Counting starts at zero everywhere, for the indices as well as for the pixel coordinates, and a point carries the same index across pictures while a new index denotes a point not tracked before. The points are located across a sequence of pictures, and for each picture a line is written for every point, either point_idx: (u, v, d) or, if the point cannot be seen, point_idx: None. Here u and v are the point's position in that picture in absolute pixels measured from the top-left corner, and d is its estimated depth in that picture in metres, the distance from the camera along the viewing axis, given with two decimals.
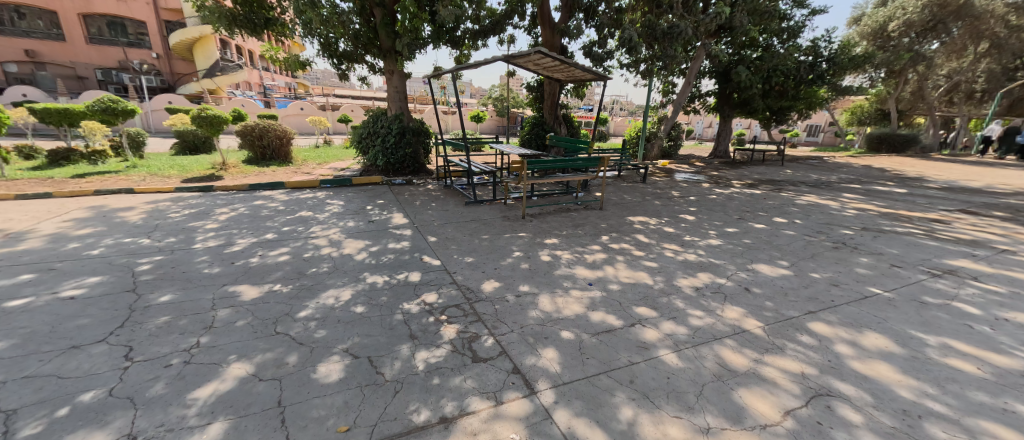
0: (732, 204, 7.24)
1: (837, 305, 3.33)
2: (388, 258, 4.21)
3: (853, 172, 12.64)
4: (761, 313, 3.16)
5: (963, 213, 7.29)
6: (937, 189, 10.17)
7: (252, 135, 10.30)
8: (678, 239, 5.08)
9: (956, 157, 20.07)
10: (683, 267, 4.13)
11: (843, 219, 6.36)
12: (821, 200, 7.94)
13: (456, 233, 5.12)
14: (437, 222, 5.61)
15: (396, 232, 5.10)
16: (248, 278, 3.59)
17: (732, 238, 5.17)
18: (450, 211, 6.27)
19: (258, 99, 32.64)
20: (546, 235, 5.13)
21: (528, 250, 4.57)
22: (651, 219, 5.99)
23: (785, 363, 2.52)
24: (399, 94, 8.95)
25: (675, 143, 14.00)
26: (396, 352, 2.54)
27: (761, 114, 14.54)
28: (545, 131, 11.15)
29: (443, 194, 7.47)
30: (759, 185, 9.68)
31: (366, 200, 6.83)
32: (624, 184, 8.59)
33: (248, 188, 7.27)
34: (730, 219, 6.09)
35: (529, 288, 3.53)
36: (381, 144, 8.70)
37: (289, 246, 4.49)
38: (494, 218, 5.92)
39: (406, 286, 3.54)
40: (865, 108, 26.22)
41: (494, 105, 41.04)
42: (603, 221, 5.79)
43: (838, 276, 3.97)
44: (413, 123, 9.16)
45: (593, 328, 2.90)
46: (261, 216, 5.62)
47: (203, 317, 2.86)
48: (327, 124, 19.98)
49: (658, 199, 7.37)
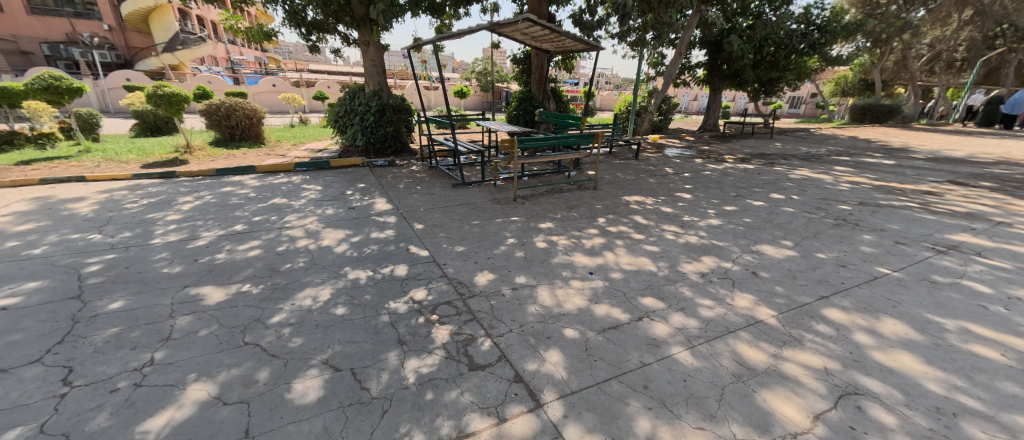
0: (727, 180, 7.07)
1: (849, 288, 3.18)
2: (372, 249, 3.87)
3: (841, 144, 12.64)
4: (772, 300, 2.98)
5: (953, 184, 7.29)
6: (923, 160, 10.23)
7: (218, 114, 9.54)
8: (677, 219, 4.87)
9: (936, 127, 20.39)
10: (686, 251, 3.92)
11: (839, 194, 6.25)
12: (814, 174, 7.84)
13: (444, 219, 4.79)
14: (424, 207, 5.26)
15: (379, 219, 4.74)
16: (213, 277, 3.22)
17: (731, 217, 4.99)
18: (437, 194, 5.92)
19: (226, 75, 30.74)
20: (539, 219, 4.85)
21: (522, 236, 4.29)
22: (647, 198, 5.76)
23: (805, 359, 2.34)
24: (376, 68, 8.34)
25: (665, 118, 13.72)
26: (383, 362, 2.26)
27: (750, 86, 14.33)
28: (534, 106, 10.70)
29: (429, 176, 7.07)
30: (750, 159, 9.54)
31: (345, 184, 6.40)
32: (617, 161, 8.32)
33: (215, 173, 6.72)
34: (728, 197, 5.92)
35: (526, 280, 3.27)
36: (360, 123, 8.16)
37: (260, 238, 4.10)
38: (484, 201, 5.60)
39: (392, 281, 3.24)
40: (849, 79, 26.29)
41: (477, 80, 39.80)
42: (598, 202, 5.53)
43: (845, 255, 3.82)
44: (393, 99, 8.58)
45: (598, 324, 2.67)
46: (230, 205, 5.18)
47: (159, 327, 2.51)
48: (302, 101, 18.94)
49: (652, 177, 7.14)
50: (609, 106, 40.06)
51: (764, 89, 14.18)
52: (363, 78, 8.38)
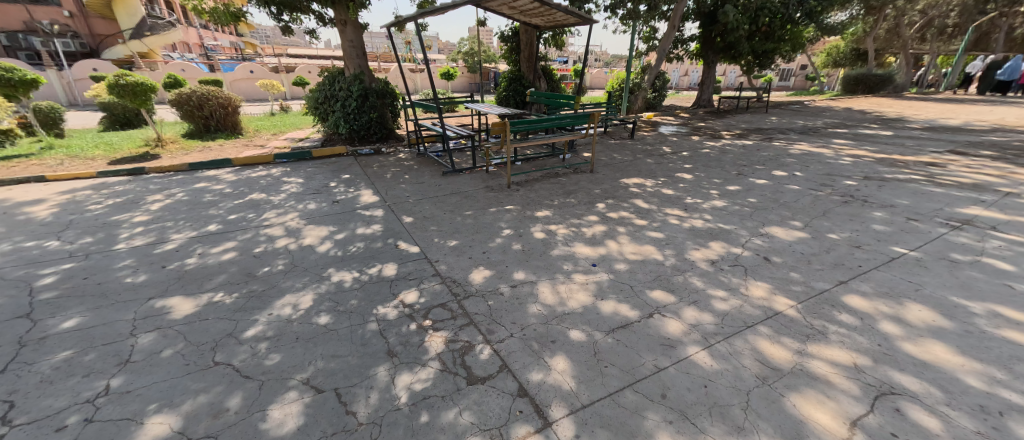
0: (727, 158, 6.84)
1: (867, 271, 3.00)
2: (357, 247, 3.60)
3: (836, 117, 12.48)
4: (789, 288, 2.79)
5: (954, 154, 7.16)
6: (920, 130, 10.10)
7: (190, 104, 9.02)
8: (680, 202, 4.66)
9: (928, 95, 20.34)
10: (692, 237, 3.71)
11: (842, 168, 6.07)
12: (814, 149, 7.65)
13: (434, 211, 4.51)
14: (413, 198, 4.97)
15: (365, 213, 4.45)
16: (182, 286, 2.93)
17: (735, 198, 4.78)
18: (426, 184, 5.61)
19: (201, 63, 29.43)
20: (536, 207, 4.59)
21: (518, 227, 4.04)
22: (647, 180, 5.52)
23: (833, 355, 2.15)
24: (356, 49, 7.84)
25: (659, 95, 13.39)
26: (371, 379, 2.02)
27: (745, 59, 14.00)
28: (525, 86, 10.29)
29: (418, 163, 6.73)
30: (748, 135, 9.31)
31: (329, 176, 6.04)
32: (613, 142, 8.03)
33: (188, 168, 6.32)
34: (730, 176, 5.71)
35: (525, 276, 3.04)
36: (341, 109, 7.73)
37: (236, 239, 3.79)
38: (476, 189, 5.32)
39: (381, 283, 2.98)
40: (842, 49, 25.99)
41: (464, 60, 38.75)
42: (596, 186, 5.28)
43: (858, 235, 3.64)
44: (376, 83, 8.13)
45: (607, 324, 2.45)
46: (205, 202, 4.83)
47: (118, 348, 2.24)
48: (282, 88, 18.17)
49: (650, 157, 6.88)
50: (599, 84, 39.40)
51: (758, 61, 13.86)
52: (342, 61, 7.89)
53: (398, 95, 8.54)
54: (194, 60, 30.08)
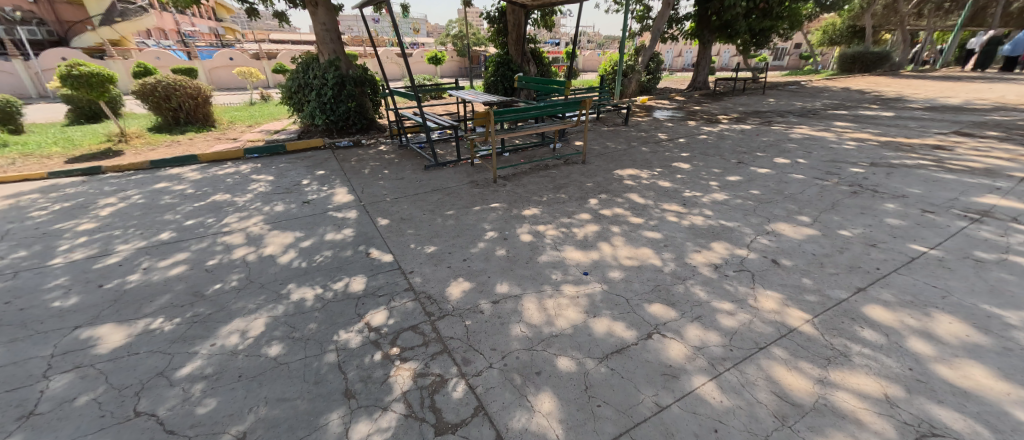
0: (726, 145, 6.51)
1: (886, 276, 2.70)
2: (324, 257, 3.23)
3: (835, 97, 12.16)
4: (802, 299, 2.49)
5: (959, 136, 6.89)
6: (920, 110, 9.83)
7: (156, 95, 8.43)
8: (678, 196, 4.33)
9: (926, 73, 20.04)
10: (692, 237, 3.40)
11: (846, 154, 5.77)
12: (814, 133, 7.34)
13: (412, 212, 4.14)
14: (390, 196, 4.59)
15: (337, 216, 4.07)
16: (117, 311, 2.57)
17: (737, 190, 4.46)
18: (407, 180, 5.22)
19: (177, 50, 28.23)
20: (523, 204, 4.25)
21: (503, 228, 3.70)
22: (642, 171, 5.18)
23: (859, 384, 1.85)
24: (329, 33, 7.31)
25: (654, 77, 12.92)
26: (320, 432, 1.70)
27: (741, 39, 13.56)
28: (513, 71, 9.80)
29: (399, 156, 6.32)
30: (746, 118, 8.97)
31: (302, 172, 5.62)
32: (605, 129, 7.65)
33: (149, 166, 5.85)
34: (729, 164, 5.39)
35: (509, 289, 2.72)
36: (316, 98, 7.25)
37: (189, 249, 3.41)
38: (460, 184, 4.96)
39: (346, 300, 2.64)
40: (838, 26, 25.49)
41: (454, 44, 37.71)
42: (588, 180, 4.94)
43: (872, 231, 3.34)
44: (353, 69, 7.63)
45: (600, 349, 2.14)
46: (162, 206, 4.43)
47: (23, 397, 1.89)
48: (261, 75, 17.37)
49: (645, 145, 6.53)
50: (592, 67, 38.60)
51: (755, 40, 13.41)
52: (315, 46, 7.36)
53: (378, 83, 8.04)
54: (170, 48, 28.82)
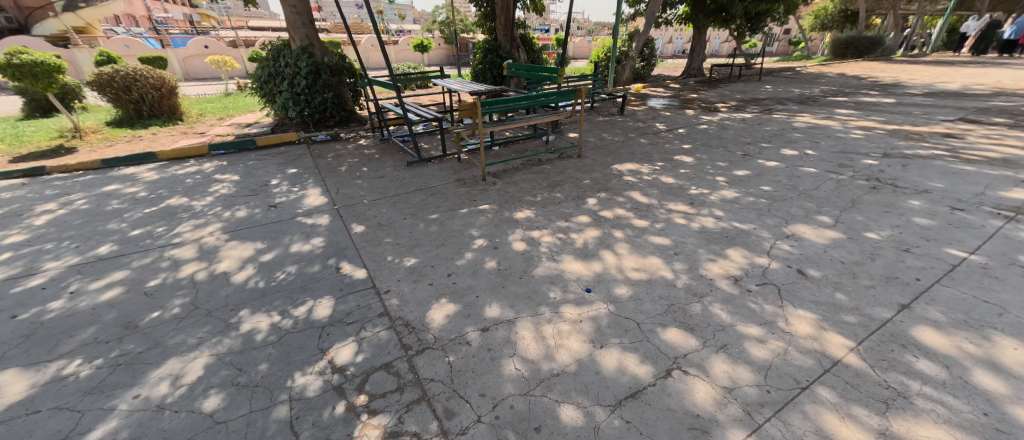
0: (728, 135, 6.16)
1: (930, 289, 2.37)
2: (287, 274, 2.79)
3: (832, 84, 11.91)
4: (841, 320, 2.15)
5: (966, 123, 6.66)
6: (921, 96, 9.61)
7: (114, 86, 7.77)
8: (684, 194, 3.98)
9: (919, 58, 19.99)
10: (704, 242, 3.04)
11: (856, 144, 5.47)
12: (818, 121, 7.04)
13: (392, 216, 3.71)
14: (368, 198, 4.14)
15: (307, 222, 3.62)
16: (25, 350, 2.13)
17: (746, 186, 4.11)
18: (388, 178, 4.77)
19: (149, 38, 26.90)
20: (515, 206, 3.86)
21: (493, 235, 3.30)
22: (642, 166, 4.81)
23: (930, 438, 1.51)
24: (301, 17, 6.70)
25: (648, 64, 12.48)
26: None
27: (737, 23, 13.20)
28: (502, 58, 9.29)
29: (380, 151, 5.85)
30: (745, 106, 8.64)
31: (272, 170, 5.13)
32: (600, 120, 7.24)
33: (100, 165, 5.30)
34: (734, 157, 5.05)
35: (500, 313, 2.33)
36: (289, 89, 6.70)
37: (129, 266, 2.94)
38: (446, 183, 4.54)
39: (306, 330, 2.22)
40: (830, 11, 25.28)
41: (441, 31, 36.73)
42: (585, 177, 4.56)
43: (902, 233, 3.02)
44: (328, 56, 7.05)
45: (610, 394, 1.77)
46: (108, 212, 3.93)
47: None
48: (237, 64, 16.51)
49: (643, 136, 6.15)
50: (582, 54, 38.00)
51: (751, 24, 13.05)
52: (286, 31, 6.74)
53: (357, 71, 7.48)
54: (141, 36, 27.47)
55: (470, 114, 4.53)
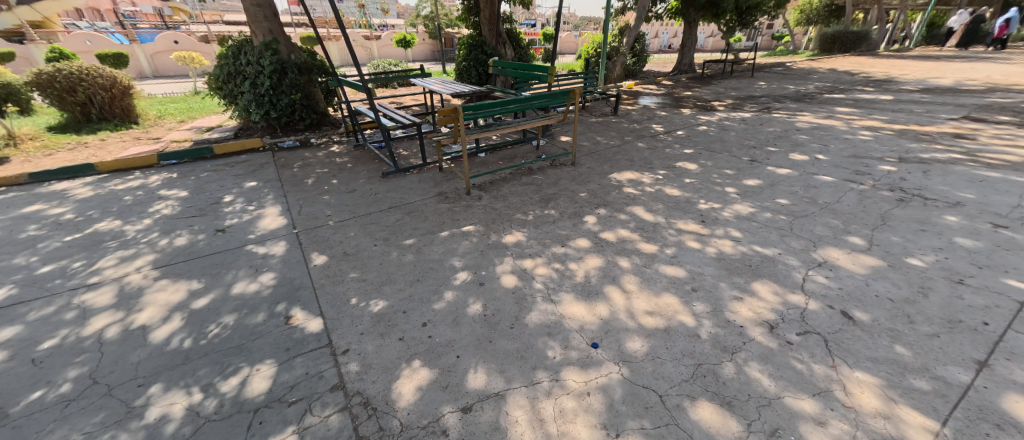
0: (731, 137, 5.77)
1: (1005, 337, 1.96)
2: (221, 327, 2.25)
3: (825, 79, 11.72)
4: (913, 387, 1.72)
5: (972, 122, 6.42)
6: (917, 92, 9.43)
7: (56, 87, 6.99)
8: (692, 209, 3.56)
9: (903, 53, 20.14)
10: (725, 273, 2.61)
11: (867, 148, 5.14)
12: (820, 121, 6.72)
13: (361, 242, 3.18)
14: (335, 218, 3.60)
15: (259, 251, 3.07)
16: None
17: (760, 199, 3.71)
18: (360, 191, 4.23)
19: (114, 33, 25.47)
20: (503, 227, 3.38)
21: (479, 266, 2.82)
22: (643, 175, 4.38)
23: None
24: (262, 9, 6.03)
25: (639, 60, 12.07)
26: None
27: (727, 18, 12.90)
28: (487, 54, 8.74)
29: (353, 159, 5.29)
30: (742, 105, 8.31)
31: (228, 183, 4.52)
32: (593, 121, 6.79)
33: (26, 179, 4.62)
34: (741, 163, 4.66)
35: (486, 383, 1.85)
36: (251, 90, 6.06)
37: (23, 319, 2.35)
38: (425, 197, 4.03)
39: (233, 417, 1.70)
40: (815, 5, 25.35)
41: (426, 26, 35.87)
42: (582, 190, 4.10)
43: (948, 259, 2.63)
44: (296, 53, 6.41)
45: None
46: (21, 241, 3.31)
47: None
48: (206, 61, 15.54)
49: (641, 139, 5.72)
50: (569, 49, 37.59)
51: (742, 19, 12.76)
52: (246, 25, 6.08)
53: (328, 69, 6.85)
54: (106, 31, 26.00)
55: (451, 120, 4.01)
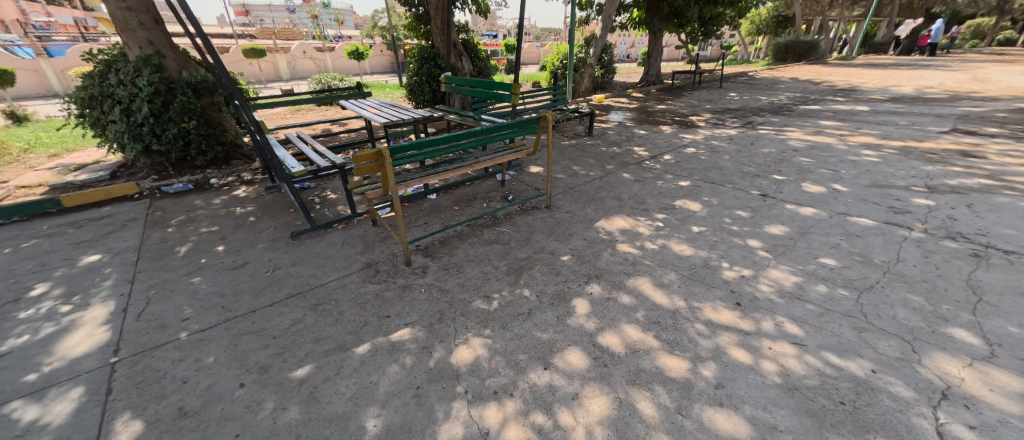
0: (726, 162, 4.96)
1: None
2: None
3: (794, 89, 11.53)
4: None
5: (965, 135, 6.00)
6: (888, 101, 9.23)
7: None
8: (717, 280, 2.60)
9: (850, 61, 21.03)
10: (813, 426, 1.59)
11: (883, 172, 4.46)
12: (813, 138, 6.12)
13: (217, 380, 1.93)
14: (195, 324, 2.33)
15: (23, 418, 1.76)
16: None
17: (798, 258, 2.80)
18: (252, 266, 2.97)
19: (20, 46, 22.46)
20: (455, 329, 2.27)
21: (410, 431, 1.67)
22: (637, 224, 3.44)
23: None
24: (134, 13, 4.65)
25: (607, 71, 11.41)
26: None
27: (691, 27, 12.57)
28: (441, 68, 7.62)
29: (260, 209, 4.01)
30: (723, 119, 7.69)
31: (56, 258, 3.13)
32: (566, 145, 5.83)
33: None
34: (753, 199, 3.81)
35: None
36: (123, 118, 4.64)
37: None
38: (346, 273, 2.85)
39: None
40: (763, 16, 26.25)
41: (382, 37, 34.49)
42: (563, 251, 3.06)
43: None
44: (191, 70, 5.03)
45: None
46: None
47: None
48: None
49: (625, 168, 4.81)
50: (531, 60, 37.50)
51: (706, 29, 12.41)
52: (116, 34, 4.70)
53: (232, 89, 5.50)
54: (10, 44, 22.84)
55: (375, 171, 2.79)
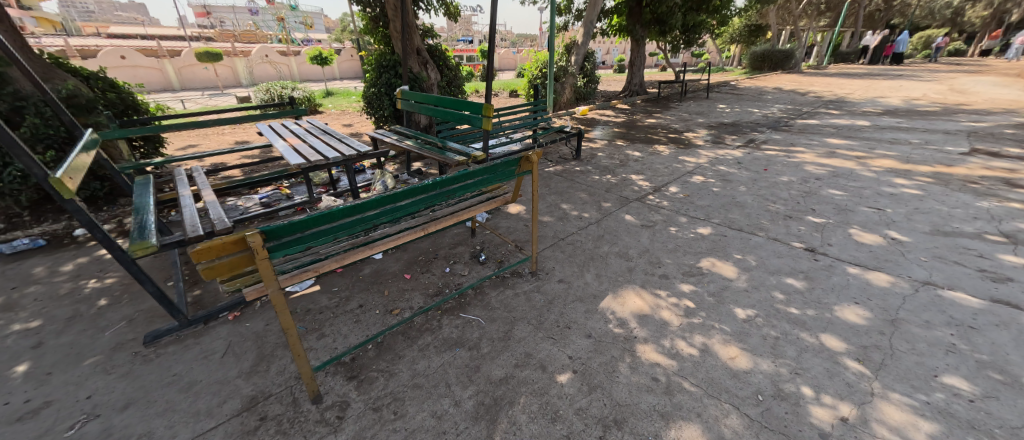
0: (745, 197, 4.09)
1: None
2: None
3: (782, 100, 11.00)
4: None
5: (991, 158, 5.38)
6: (884, 115, 8.73)
7: None
8: (809, 431, 1.63)
9: (824, 70, 21.14)
10: None
11: (935, 210, 3.68)
12: (828, 161, 5.38)
13: None
14: None
15: None
16: None
17: (912, 376, 1.87)
18: (54, 413, 1.80)
19: None
20: None
21: None
22: (658, 304, 2.47)
23: None
24: None
25: (589, 81, 10.47)
26: None
27: (675, 35, 11.91)
28: (401, 78, 6.51)
29: (125, 282, 2.81)
30: (722, 136, 6.91)
31: None
32: (551, 172, 4.85)
33: None
34: (800, 256, 2.92)
35: None
36: None
37: None
38: (206, 429, 1.72)
39: None
40: (737, 25, 26.27)
41: None
42: (559, 364, 2.03)
43: None
44: (54, 82, 3.78)
45: None
46: None
47: None
48: None
49: (626, 207, 3.86)
50: (507, 67, 36.78)
51: (688, 37, 11.80)
52: None
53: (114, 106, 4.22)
54: None
55: (247, 264, 1.61)
